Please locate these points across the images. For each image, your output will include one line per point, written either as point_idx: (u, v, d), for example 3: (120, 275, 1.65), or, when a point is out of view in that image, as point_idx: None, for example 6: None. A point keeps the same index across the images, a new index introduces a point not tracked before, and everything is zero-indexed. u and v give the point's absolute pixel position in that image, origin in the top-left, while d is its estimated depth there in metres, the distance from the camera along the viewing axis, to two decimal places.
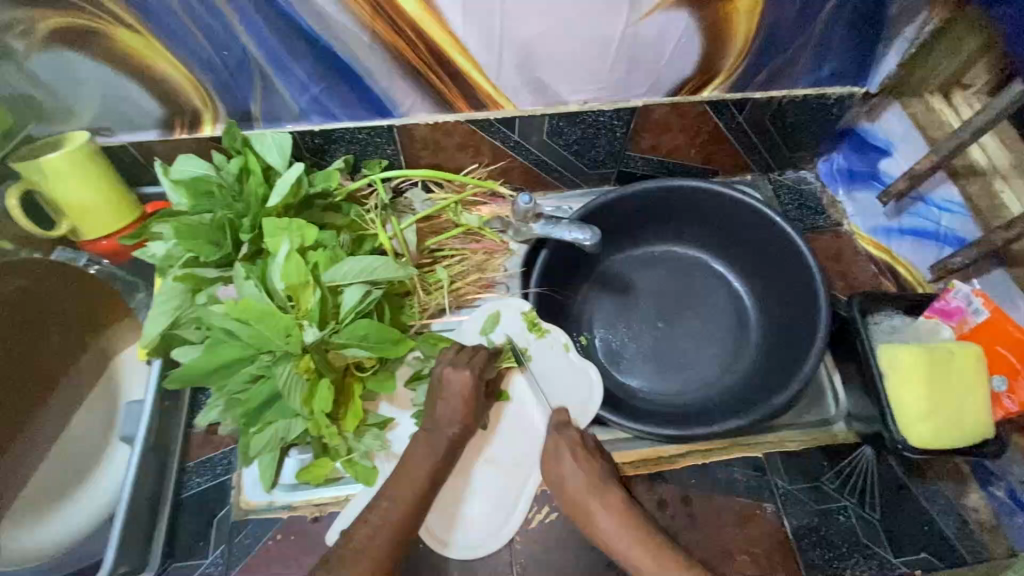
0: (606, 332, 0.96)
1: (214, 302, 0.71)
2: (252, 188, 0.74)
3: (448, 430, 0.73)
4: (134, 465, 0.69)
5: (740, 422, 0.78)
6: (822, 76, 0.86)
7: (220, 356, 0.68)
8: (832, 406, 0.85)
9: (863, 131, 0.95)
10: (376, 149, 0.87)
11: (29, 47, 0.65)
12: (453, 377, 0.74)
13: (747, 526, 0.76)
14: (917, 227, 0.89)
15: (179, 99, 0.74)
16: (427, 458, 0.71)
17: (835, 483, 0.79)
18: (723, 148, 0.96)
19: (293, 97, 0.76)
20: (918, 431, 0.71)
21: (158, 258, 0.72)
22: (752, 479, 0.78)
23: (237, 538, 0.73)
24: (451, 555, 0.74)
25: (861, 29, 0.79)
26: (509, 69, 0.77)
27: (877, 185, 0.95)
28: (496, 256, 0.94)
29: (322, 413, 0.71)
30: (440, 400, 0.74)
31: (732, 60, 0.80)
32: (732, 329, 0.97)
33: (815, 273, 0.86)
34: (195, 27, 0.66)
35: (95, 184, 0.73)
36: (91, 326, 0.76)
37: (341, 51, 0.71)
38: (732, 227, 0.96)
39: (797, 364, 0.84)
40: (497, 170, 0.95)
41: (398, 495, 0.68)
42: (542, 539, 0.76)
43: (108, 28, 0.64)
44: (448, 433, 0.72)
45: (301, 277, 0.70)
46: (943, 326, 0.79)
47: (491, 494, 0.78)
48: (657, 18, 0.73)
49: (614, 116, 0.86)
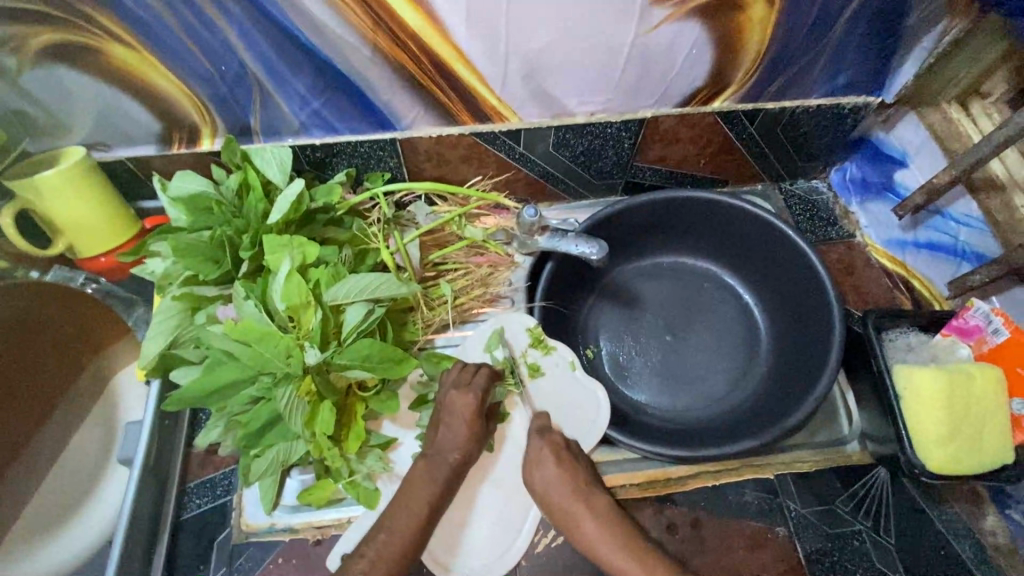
0: (613, 345, 0.94)
1: (213, 322, 0.70)
2: (252, 205, 0.72)
3: (450, 454, 0.71)
4: (132, 489, 0.68)
5: (754, 442, 0.76)
6: (836, 86, 0.84)
7: (218, 378, 0.65)
8: (845, 426, 0.83)
9: (877, 141, 0.93)
10: (378, 162, 0.85)
11: (21, 64, 0.63)
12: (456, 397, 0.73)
13: (757, 550, 0.74)
14: (934, 241, 0.87)
15: (176, 114, 0.73)
16: (427, 485, 0.69)
17: (849, 506, 0.77)
18: (733, 158, 0.94)
19: (293, 111, 0.75)
20: (935, 457, 0.69)
21: (156, 276, 0.71)
22: (763, 501, 0.77)
23: (238, 561, 0.72)
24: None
25: (878, 39, 0.77)
26: (514, 81, 0.75)
27: (893, 197, 0.93)
28: (501, 270, 0.92)
29: (323, 435, 0.69)
30: (446, 422, 0.73)
31: (743, 70, 0.78)
32: (741, 342, 0.95)
33: (827, 288, 0.84)
34: (192, 42, 0.64)
35: (92, 202, 0.72)
36: (88, 346, 0.74)
37: (341, 64, 0.69)
38: (742, 238, 0.94)
39: (810, 381, 0.82)
40: (501, 181, 0.93)
41: (394, 525, 0.66)
42: (548, 562, 0.74)
43: (103, 44, 0.63)
44: (450, 458, 0.71)
45: (302, 297, 0.68)
46: (961, 344, 0.76)
47: (495, 517, 0.76)
48: (667, 29, 0.70)
49: (622, 127, 0.84)
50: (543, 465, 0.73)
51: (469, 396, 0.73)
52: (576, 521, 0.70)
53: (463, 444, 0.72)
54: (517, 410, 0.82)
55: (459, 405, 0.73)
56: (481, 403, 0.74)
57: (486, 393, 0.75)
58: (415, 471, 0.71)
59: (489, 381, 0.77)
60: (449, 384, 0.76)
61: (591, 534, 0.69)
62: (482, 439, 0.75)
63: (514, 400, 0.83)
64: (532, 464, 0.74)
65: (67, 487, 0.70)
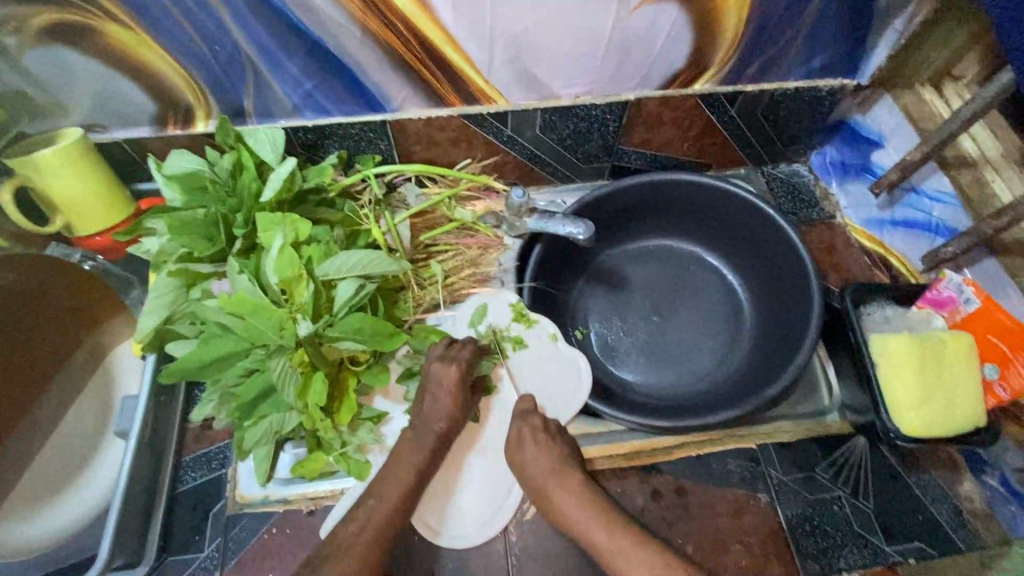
0: (602, 326, 0.96)
1: (208, 296, 0.72)
2: (245, 183, 0.74)
3: (436, 425, 0.73)
4: (128, 460, 0.69)
5: (737, 413, 0.78)
6: (814, 68, 0.86)
7: (213, 350, 0.67)
8: (826, 396, 0.85)
9: (855, 123, 0.96)
10: (369, 145, 0.87)
11: (21, 44, 0.65)
12: (447, 370, 0.74)
13: (740, 516, 0.76)
14: (909, 218, 0.90)
15: (171, 95, 0.75)
16: (414, 454, 0.71)
17: (829, 473, 0.79)
18: (715, 141, 0.97)
19: (286, 93, 0.77)
20: (909, 421, 0.72)
21: (152, 254, 0.73)
22: (746, 470, 0.79)
23: (233, 532, 0.74)
24: (442, 545, 0.74)
25: (852, 21, 0.80)
26: (500, 63, 0.77)
27: (869, 176, 0.96)
28: (490, 251, 0.94)
29: (316, 406, 0.71)
30: (435, 395, 0.73)
31: (723, 52, 0.81)
32: (726, 321, 0.97)
33: (808, 264, 0.86)
34: (187, 22, 0.66)
35: (88, 181, 0.73)
36: (84, 320, 0.76)
37: (333, 45, 0.71)
38: (726, 220, 0.97)
39: (791, 355, 0.84)
40: (490, 164, 0.95)
41: (383, 492, 0.68)
42: (537, 530, 0.76)
43: (100, 24, 0.65)
44: (436, 428, 0.73)
45: (294, 270, 0.69)
46: (935, 315, 0.79)
47: (483, 484, 0.78)
48: (647, 11, 0.73)
49: (607, 109, 0.87)
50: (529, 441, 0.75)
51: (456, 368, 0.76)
52: (557, 491, 0.72)
53: (454, 414, 0.73)
54: (503, 383, 0.84)
55: (444, 377, 0.74)
56: (466, 379, 0.75)
57: (468, 367, 0.76)
58: (402, 442, 0.73)
59: (473, 356, 0.78)
60: (435, 361, 0.76)
61: (575, 509, 0.71)
62: (468, 413, 0.76)
63: (499, 371, 0.84)
64: (518, 440, 0.76)
65: (65, 459, 0.72)
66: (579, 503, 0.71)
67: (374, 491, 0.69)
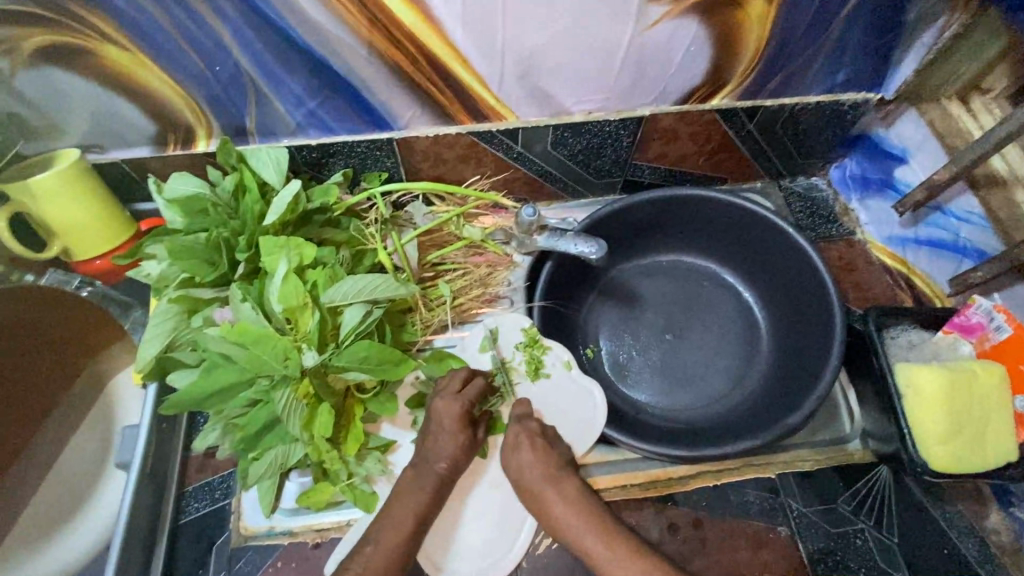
0: (613, 343, 0.94)
1: (210, 325, 0.69)
2: (248, 206, 0.71)
3: (437, 464, 0.71)
4: (130, 494, 0.67)
5: (754, 442, 0.75)
6: (836, 82, 0.83)
7: (216, 382, 0.65)
8: (847, 423, 0.82)
9: (876, 137, 0.93)
10: (375, 162, 0.85)
11: (14, 66, 0.62)
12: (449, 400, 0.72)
13: (759, 550, 0.74)
14: (935, 238, 0.86)
15: (170, 115, 0.72)
16: (414, 498, 0.69)
17: (851, 505, 0.76)
18: (732, 156, 0.94)
19: (289, 112, 0.74)
20: (937, 455, 0.69)
21: (152, 278, 0.71)
22: (765, 501, 0.76)
23: (237, 565, 0.72)
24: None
25: (878, 35, 0.76)
26: (511, 79, 0.74)
27: (893, 193, 0.92)
28: (499, 270, 0.91)
29: (322, 438, 0.69)
30: (438, 432, 0.72)
31: (743, 67, 0.78)
32: (742, 341, 0.95)
33: (830, 286, 0.83)
34: (185, 42, 0.63)
35: (86, 206, 0.71)
36: (83, 347, 0.73)
37: (337, 64, 0.68)
38: (742, 235, 0.93)
39: (811, 380, 0.82)
40: (499, 181, 0.93)
41: (382, 538, 0.66)
42: (549, 564, 0.74)
43: (95, 44, 0.62)
44: (436, 469, 0.71)
45: (300, 298, 0.67)
46: (962, 342, 0.76)
47: (491, 518, 0.76)
48: (665, 26, 0.70)
49: (620, 125, 0.84)
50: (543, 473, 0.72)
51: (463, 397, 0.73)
52: (561, 522, 0.70)
53: (454, 455, 0.71)
54: (512, 419, 0.82)
55: (451, 406, 0.72)
56: (467, 407, 0.73)
57: (474, 398, 0.75)
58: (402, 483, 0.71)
59: (479, 392, 0.75)
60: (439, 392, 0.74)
61: (591, 548, 0.68)
62: (475, 448, 0.74)
63: (507, 410, 0.82)
64: (524, 458, 0.74)
65: (65, 491, 0.70)
66: (586, 537, 0.69)
67: (371, 538, 0.66)
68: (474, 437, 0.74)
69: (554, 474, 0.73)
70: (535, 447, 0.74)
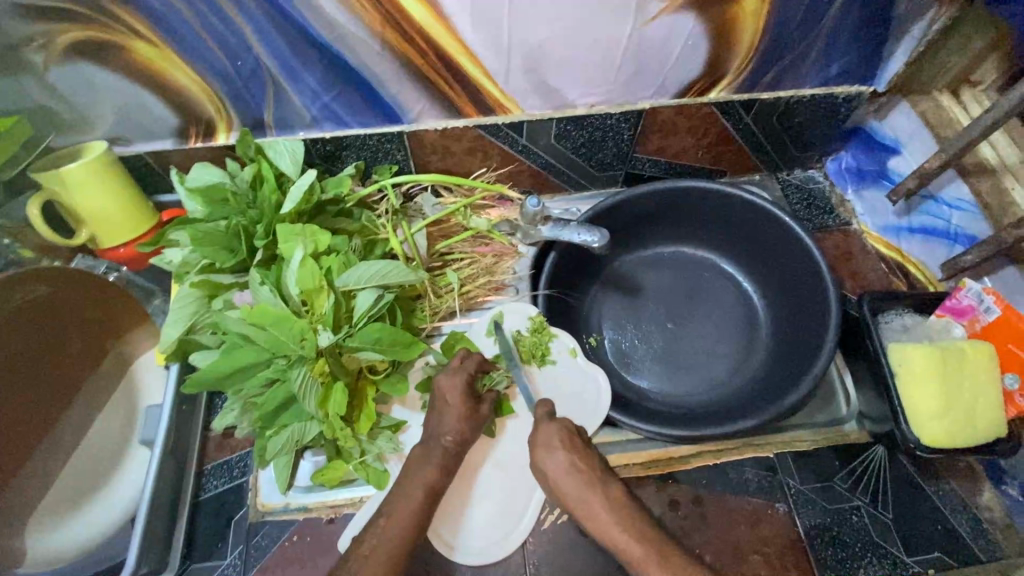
0: (616, 332, 0.96)
1: (230, 307, 0.72)
2: (265, 195, 0.75)
3: (444, 437, 0.73)
4: (154, 468, 0.71)
5: (752, 422, 0.78)
6: (830, 75, 0.86)
7: (237, 360, 0.68)
8: (843, 406, 0.84)
9: (871, 130, 0.96)
10: (386, 155, 0.88)
11: (49, 61, 0.66)
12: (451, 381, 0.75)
13: (758, 526, 0.76)
14: (927, 226, 0.90)
15: (193, 109, 0.76)
16: (425, 472, 0.71)
17: (848, 483, 0.78)
18: (731, 148, 0.97)
19: (305, 106, 0.78)
20: (930, 432, 0.71)
21: (174, 265, 0.74)
22: (764, 480, 0.79)
23: (254, 539, 0.75)
24: (457, 561, 0.75)
25: (868, 28, 0.79)
26: (517, 73, 0.78)
27: (887, 183, 0.96)
28: (506, 260, 0.95)
29: (336, 416, 0.71)
30: (442, 410, 0.75)
31: (739, 61, 0.81)
32: (742, 329, 0.97)
33: (824, 272, 0.85)
34: (210, 38, 0.67)
35: (112, 195, 0.75)
36: (108, 331, 0.77)
37: (352, 59, 0.72)
38: (741, 226, 0.96)
39: (808, 363, 0.84)
40: (505, 173, 0.96)
41: (392, 512, 0.68)
42: (554, 540, 0.76)
43: (125, 41, 0.66)
44: (444, 442, 0.73)
45: (315, 282, 0.71)
46: (955, 325, 0.79)
47: (499, 498, 0.78)
48: (664, 21, 0.73)
49: (622, 118, 0.87)
50: (552, 454, 0.73)
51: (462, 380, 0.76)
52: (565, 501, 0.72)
53: (459, 428, 0.74)
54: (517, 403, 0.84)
55: (451, 387, 0.75)
56: (468, 385, 0.76)
57: (473, 378, 0.77)
58: (412, 459, 0.73)
59: (478, 366, 0.79)
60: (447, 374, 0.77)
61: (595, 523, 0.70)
62: (482, 425, 0.76)
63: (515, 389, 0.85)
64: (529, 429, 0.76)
65: (91, 466, 0.73)
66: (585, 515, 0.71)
67: (383, 511, 0.69)
68: (478, 409, 0.76)
69: (569, 442, 0.75)
70: (549, 418, 0.77)
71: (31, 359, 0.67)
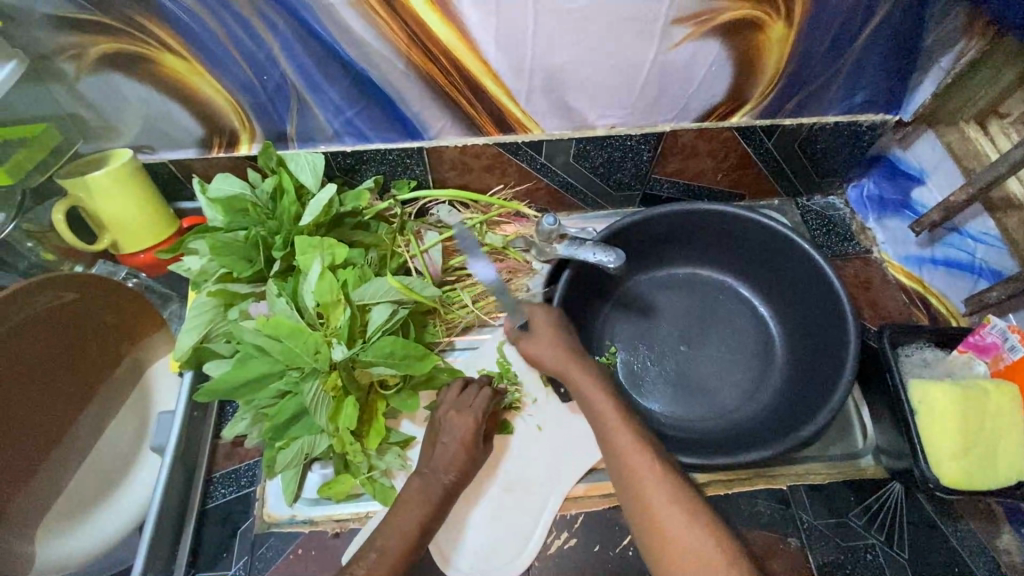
0: (628, 352, 0.95)
1: (245, 318, 0.73)
2: (285, 207, 0.75)
3: (445, 473, 0.71)
4: (163, 474, 0.71)
5: (766, 453, 0.77)
6: (854, 103, 0.85)
7: (250, 371, 0.68)
8: (859, 440, 0.83)
9: (896, 158, 0.94)
10: (405, 170, 0.89)
11: (80, 70, 0.68)
12: (454, 421, 0.74)
13: (768, 560, 0.75)
14: (951, 258, 0.88)
15: (218, 120, 0.77)
16: (416, 500, 0.68)
17: (863, 520, 0.77)
18: (750, 173, 0.96)
19: (327, 120, 0.78)
20: (950, 472, 0.69)
21: (192, 273, 0.75)
22: (775, 512, 0.78)
23: (260, 551, 0.75)
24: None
25: (894, 59, 0.78)
26: (538, 94, 0.78)
27: (909, 213, 0.93)
28: (519, 276, 0.94)
29: (347, 430, 0.71)
30: (444, 445, 0.73)
31: (761, 89, 0.80)
32: (757, 354, 0.96)
33: (844, 302, 0.84)
34: (238, 54, 0.68)
35: (138, 203, 0.77)
36: (127, 333, 0.78)
37: (375, 76, 0.72)
38: (759, 252, 0.95)
39: (824, 393, 0.83)
40: (523, 190, 0.96)
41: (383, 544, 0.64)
42: (560, 565, 0.75)
43: (155, 53, 0.67)
44: (443, 477, 0.71)
45: (332, 295, 0.71)
46: (977, 360, 0.77)
47: (506, 517, 0.77)
48: (688, 47, 0.73)
49: (641, 139, 0.87)
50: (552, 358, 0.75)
51: (467, 418, 0.74)
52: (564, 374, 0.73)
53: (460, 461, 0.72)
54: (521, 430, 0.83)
55: (454, 418, 0.74)
56: (477, 424, 0.74)
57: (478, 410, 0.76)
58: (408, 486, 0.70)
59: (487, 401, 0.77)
60: (449, 408, 0.76)
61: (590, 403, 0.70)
62: (475, 452, 0.74)
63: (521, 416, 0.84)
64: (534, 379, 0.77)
65: (102, 472, 0.73)
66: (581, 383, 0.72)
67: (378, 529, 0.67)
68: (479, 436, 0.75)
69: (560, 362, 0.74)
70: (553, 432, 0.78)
71: (60, 363, 0.69)
